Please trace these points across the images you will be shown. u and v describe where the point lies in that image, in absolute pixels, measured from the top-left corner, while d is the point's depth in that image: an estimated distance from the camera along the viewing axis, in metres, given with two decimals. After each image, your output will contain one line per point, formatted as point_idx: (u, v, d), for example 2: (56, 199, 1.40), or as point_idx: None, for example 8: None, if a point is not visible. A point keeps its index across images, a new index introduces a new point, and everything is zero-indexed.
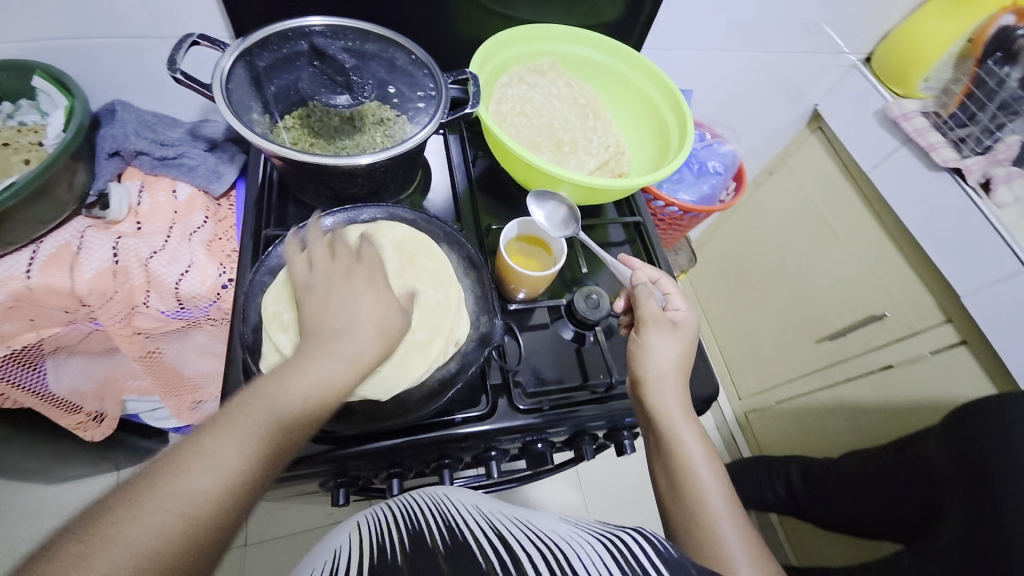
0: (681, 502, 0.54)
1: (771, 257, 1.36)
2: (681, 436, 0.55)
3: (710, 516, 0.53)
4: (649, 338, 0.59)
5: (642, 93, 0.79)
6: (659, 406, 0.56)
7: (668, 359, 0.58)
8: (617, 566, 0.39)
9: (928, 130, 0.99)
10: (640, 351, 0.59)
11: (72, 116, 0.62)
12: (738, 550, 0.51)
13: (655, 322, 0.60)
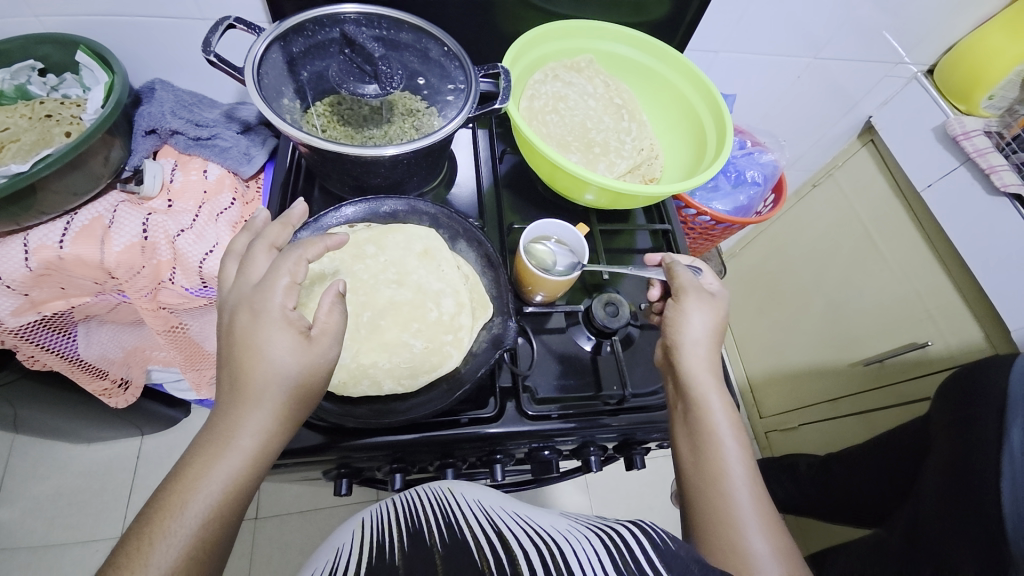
0: (697, 465, 0.51)
1: (807, 272, 1.30)
2: (708, 401, 0.54)
3: (727, 483, 0.50)
4: (687, 305, 0.58)
5: (681, 95, 0.76)
6: (690, 371, 0.55)
7: (702, 328, 0.57)
8: (611, 561, 0.37)
9: (990, 150, 0.91)
10: (676, 315, 0.58)
11: (112, 91, 0.64)
12: (752, 521, 0.48)
13: (694, 291, 0.59)
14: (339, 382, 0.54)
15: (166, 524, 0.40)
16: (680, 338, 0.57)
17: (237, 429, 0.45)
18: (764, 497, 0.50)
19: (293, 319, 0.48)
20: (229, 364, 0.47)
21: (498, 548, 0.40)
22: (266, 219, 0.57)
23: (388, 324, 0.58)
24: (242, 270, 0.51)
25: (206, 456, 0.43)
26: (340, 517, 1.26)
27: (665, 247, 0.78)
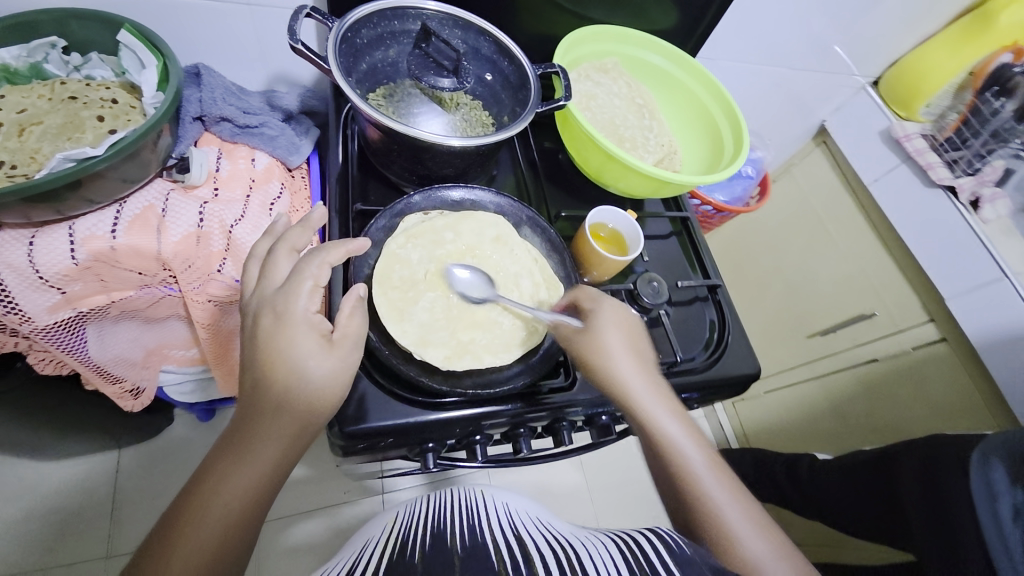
0: (683, 495, 0.53)
1: (771, 257, 1.46)
2: (664, 427, 0.54)
3: (712, 502, 0.52)
4: (598, 339, 0.56)
5: (698, 99, 0.85)
6: (629, 403, 0.55)
7: (621, 359, 0.56)
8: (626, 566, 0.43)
9: (926, 150, 1.10)
10: (600, 351, 0.56)
11: (171, 79, 0.60)
12: (748, 529, 0.50)
13: (609, 319, 0.58)
14: (445, 357, 0.57)
15: (190, 527, 0.44)
16: (616, 373, 0.56)
17: (258, 438, 0.46)
18: (742, 491, 0.54)
19: (315, 323, 0.48)
20: (248, 369, 0.47)
21: (515, 547, 0.47)
22: (285, 224, 0.55)
23: (476, 304, 0.62)
24: (265, 272, 0.50)
25: (228, 464, 0.46)
26: (347, 515, 1.24)
27: (684, 232, 0.87)
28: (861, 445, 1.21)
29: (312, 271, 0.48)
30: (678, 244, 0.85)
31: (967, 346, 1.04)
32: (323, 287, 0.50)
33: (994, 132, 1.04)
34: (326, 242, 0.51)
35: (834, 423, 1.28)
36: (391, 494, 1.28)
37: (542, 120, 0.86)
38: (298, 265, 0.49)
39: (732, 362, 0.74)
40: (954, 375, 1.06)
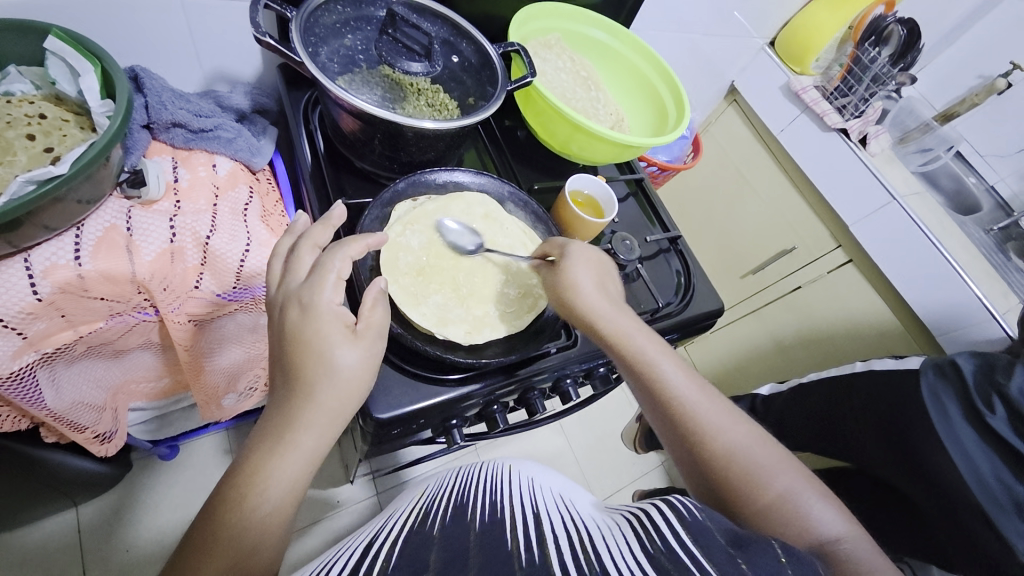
0: (655, 400, 0.55)
1: (700, 210, 1.60)
2: (631, 337, 0.56)
3: (682, 401, 0.54)
4: (571, 273, 0.59)
5: (636, 68, 0.92)
6: (611, 329, 0.57)
7: (592, 292, 0.58)
8: (638, 540, 0.38)
9: (820, 100, 1.28)
10: (567, 283, 0.59)
11: (119, 86, 0.55)
12: (724, 423, 0.54)
13: (577, 255, 0.60)
14: (466, 333, 0.61)
15: (227, 521, 0.41)
16: (579, 297, 0.58)
17: (294, 426, 0.45)
18: (714, 393, 0.56)
19: (340, 314, 0.48)
20: (281, 359, 0.47)
21: (534, 528, 0.41)
22: (306, 222, 0.56)
23: (481, 281, 0.66)
24: (289, 268, 0.51)
25: (262, 456, 0.44)
26: (344, 522, 1.21)
27: (640, 192, 0.95)
28: (803, 361, 1.38)
29: (336, 262, 0.49)
30: (636, 203, 0.93)
31: (870, 263, 1.24)
32: (346, 281, 0.51)
33: (874, 77, 1.23)
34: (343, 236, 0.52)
35: (773, 348, 1.45)
36: (386, 491, 1.28)
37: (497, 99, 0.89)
38: (321, 259, 0.50)
39: (703, 299, 0.83)
40: (863, 289, 1.26)
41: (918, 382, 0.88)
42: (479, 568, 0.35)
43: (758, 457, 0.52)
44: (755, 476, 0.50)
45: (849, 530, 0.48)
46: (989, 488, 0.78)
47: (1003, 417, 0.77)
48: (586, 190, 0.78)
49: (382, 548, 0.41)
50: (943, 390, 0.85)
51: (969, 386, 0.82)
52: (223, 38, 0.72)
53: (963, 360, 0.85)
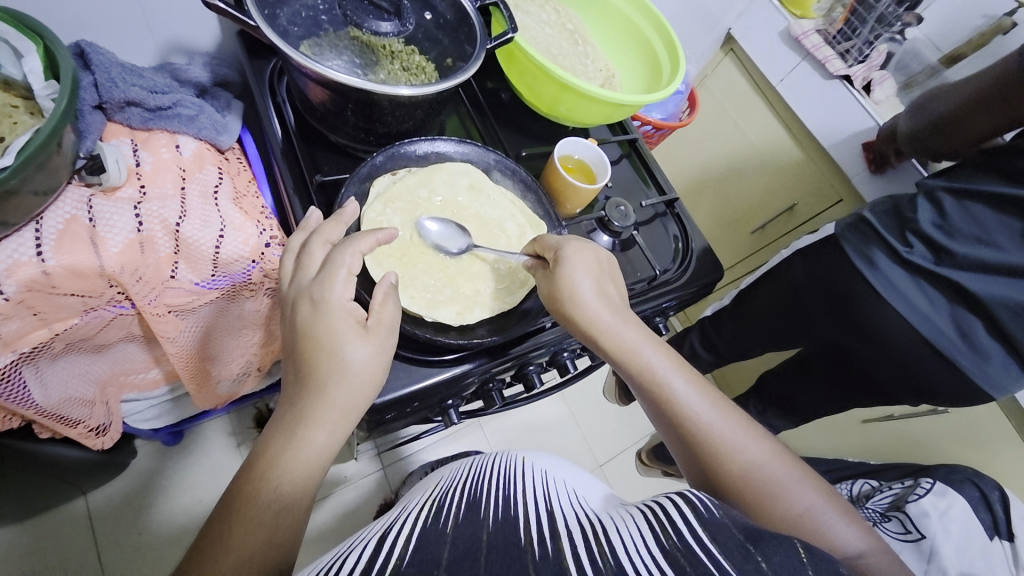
0: (665, 415, 0.53)
1: (696, 171, 1.54)
2: (635, 348, 0.54)
3: (695, 417, 0.51)
4: (563, 281, 0.55)
5: (627, 18, 0.85)
6: (614, 343, 0.54)
7: (595, 303, 0.55)
8: (653, 538, 0.37)
9: (822, 45, 1.22)
10: (563, 287, 0.55)
11: (60, 62, 0.50)
12: (738, 437, 0.51)
13: (572, 257, 0.56)
14: (457, 313, 0.58)
15: (244, 515, 0.41)
16: (576, 303, 0.55)
17: (306, 421, 0.45)
18: (724, 402, 0.54)
19: (351, 310, 0.48)
20: (294, 357, 0.47)
21: (545, 523, 0.40)
22: (319, 217, 0.55)
23: (468, 257, 0.63)
24: (300, 264, 0.50)
25: (274, 452, 0.44)
26: (351, 497, 1.23)
27: (633, 153, 0.90)
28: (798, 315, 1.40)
29: (347, 259, 0.48)
30: (630, 165, 0.88)
31: None
32: (357, 277, 0.50)
33: (879, 17, 1.17)
34: (353, 235, 0.51)
35: None
36: (390, 465, 1.29)
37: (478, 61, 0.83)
38: (330, 255, 0.50)
39: (702, 264, 0.80)
40: None
41: (843, 248, 0.94)
42: (491, 565, 0.34)
43: (776, 474, 0.49)
44: (770, 496, 0.48)
45: (870, 548, 0.46)
46: (950, 337, 0.85)
47: (918, 250, 0.85)
48: (576, 154, 0.74)
49: (395, 539, 0.39)
50: (871, 250, 0.90)
51: (882, 234, 0.89)
52: (176, 6, 0.66)
53: (870, 213, 0.93)
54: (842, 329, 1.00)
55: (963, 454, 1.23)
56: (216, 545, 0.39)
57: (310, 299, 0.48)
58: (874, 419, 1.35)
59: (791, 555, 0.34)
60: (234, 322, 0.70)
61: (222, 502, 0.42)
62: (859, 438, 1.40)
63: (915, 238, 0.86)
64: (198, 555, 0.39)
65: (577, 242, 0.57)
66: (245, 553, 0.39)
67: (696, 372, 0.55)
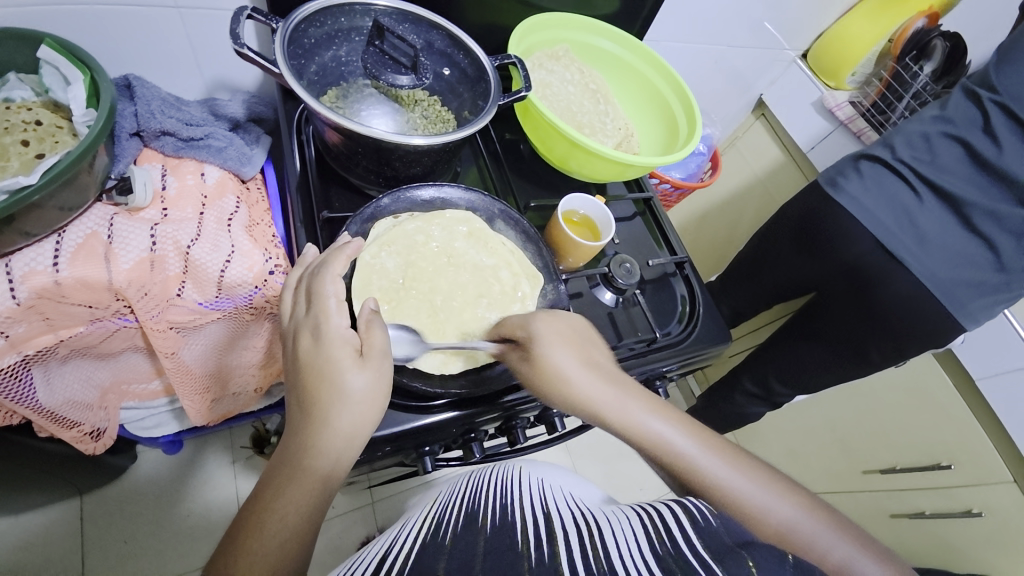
0: (686, 489, 0.47)
1: (720, 227, 1.49)
2: (652, 430, 0.48)
3: (712, 485, 0.46)
4: (542, 354, 0.51)
5: (649, 81, 0.87)
6: (624, 427, 0.49)
7: (594, 384, 0.50)
8: (647, 540, 0.35)
9: (856, 117, 1.21)
10: (548, 370, 0.51)
11: (103, 94, 0.57)
12: (766, 495, 0.46)
13: (546, 334, 0.52)
14: (438, 361, 0.60)
15: (249, 547, 0.40)
16: (565, 380, 0.50)
17: (311, 452, 0.43)
18: (750, 462, 0.48)
19: (347, 337, 0.46)
20: (294, 386, 0.46)
21: (542, 523, 0.38)
22: (315, 253, 0.55)
23: (460, 304, 0.65)
24: (298, 299, 0.50)
25: (279, 483, 0.42)
26: (337, 530, 1.17)
27: (648, 212, 0.88)
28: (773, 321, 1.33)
29: (330, 285, 0.47)
30: (643, 224, 0.86)
31: None
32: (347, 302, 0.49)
33: (915, 93, 1.15)
34: (326, 256, 0.51)
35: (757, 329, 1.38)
36: (381, 501, 1.23)
37: (499, 113, 0.86)
38: (314, 285, 0.49)
39: (710, 330, 0.76)
40: None
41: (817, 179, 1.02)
42: (486, 570, 0.32)
43: (808, 527, 0.44)
44: (787, 538, 0.43)
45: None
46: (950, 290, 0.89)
47: (903, 151, 0.94)
48: (586, 212, 0.75)
49: (394, 559, 0.37)
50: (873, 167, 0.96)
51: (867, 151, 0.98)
52: (222, 46, 0.73)
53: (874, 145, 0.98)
54: (860, 364, 1.02)
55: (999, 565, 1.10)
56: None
57: (308, 326, 0.47)
58: (903, 515, 1.25)
59: (776, 556, 0.32)
60: (245, 331, 0.71)
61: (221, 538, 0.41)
62: (885, 534, 1.30)
63: (901, 152, 0.94)
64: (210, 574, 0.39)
65: (557, 326, 0.54)
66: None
67: (705, 429, 0.50)
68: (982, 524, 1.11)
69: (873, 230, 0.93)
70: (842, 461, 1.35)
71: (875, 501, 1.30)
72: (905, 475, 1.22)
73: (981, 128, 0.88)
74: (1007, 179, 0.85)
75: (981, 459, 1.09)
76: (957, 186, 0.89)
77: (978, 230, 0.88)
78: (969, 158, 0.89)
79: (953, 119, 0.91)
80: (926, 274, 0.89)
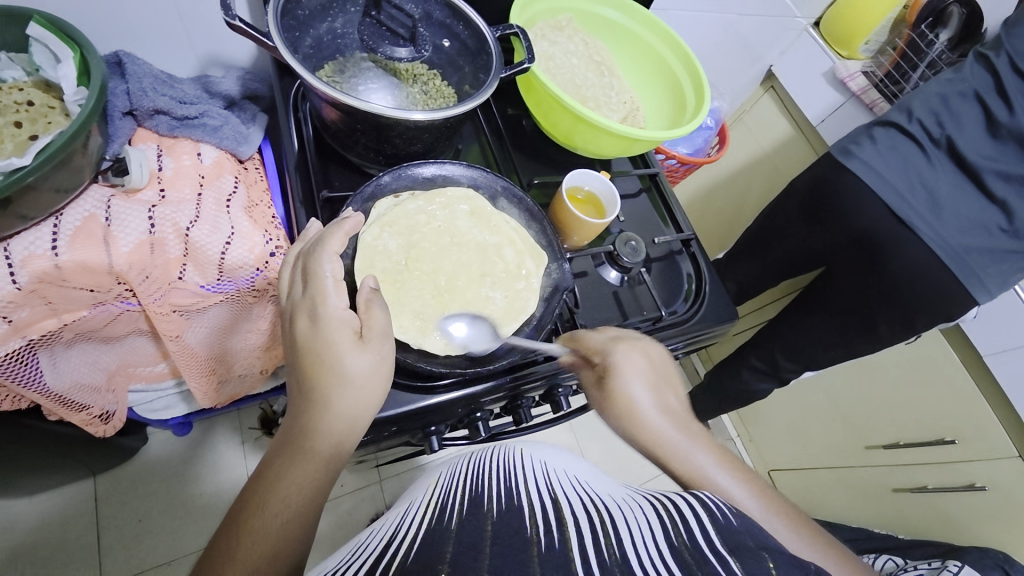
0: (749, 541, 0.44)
1: (728, 204, 1.47)
2: (710, 473, 0.47)
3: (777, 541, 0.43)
4: (618, 389, 0.52)
5: (655, 52, 0.84)
6: (684, 468, 0.47)
7: (664, 424, 0.50)
8: (663, 532, 0.35)
9: (869, 88, 1.17)
10: (620, 403, 0.52)
11: (93, 71, 0.56)
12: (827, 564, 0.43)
13: (626, 366, 0.53)
14: (444, 342, 0.60)
15: (251, 525, 0.40)
16: (640, 418, 0.51)
17: (311, 434, 0.43)
18: (807, 526, 0.46)
19: (346, 319, 0.45)
20: (295, 366, 0.46)
21: (550, 510, 0.38)
22: (317, 229, 0.53)
23: (464, 284, 0.65)
24: (295, 277, 0.49)
25: (279, 467, 0.43)
26: (346, 507, 1.20)
27: (654, 188, 0.86)
28: (782, 298, 1.32)
29: (326, 266, 0.46)
30: (649, 201, 0.85)
31: None
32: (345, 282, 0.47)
33: (930, 63, 1.12)
34: (324, 234, 0.48)
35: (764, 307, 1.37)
36: (389, 479, 1.25)
37: (500, 88, 0.84)
38: (310, 265, 0.47)
39: (717, 308, 0.75)
40: None
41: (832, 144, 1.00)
42: (495, 556, 0.32)
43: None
44: None
45: None
46: (962, 261, 0.87)
47: (920, 116, 0.92)
48: (590, 188, 0.74)
49: (399, 543, 0.36)
50: (893, 138, 0.93)
51: (883, 118, 0.95)
52: (213, 20, 0.70)
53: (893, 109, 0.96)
54: (869, 343, 1.01)
55: (1001, 537, 1.11)
56: (217, 558, 0.38)
57: (307, 308, 0.46)
58: (905, 489, 1.26)
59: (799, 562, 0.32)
60: (246, 314, 0.70)
61: (227, 519, 0.42)
62: (887, 509, 1.31)
63: (920, 121, 0.92)
64: (212, 558, 0.39)
65: (639, 364, 0.54)
66: (252, 562, 0.38)
67: (768, 485, 0.48)
68: (984, 498, 1.11)
69: (885, 197, 0.91)
70: (845, 438, 1.36)
71: (877, 476, 1.31)
72: (908, 451, 1.23)
73: (996, 90, 0.87)
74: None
75: (985, 435, 1.09)
76: (970, 148, 0.88)
77: (993, 196, 0.87)
78: (983, 123, 0.88)
79: (970, 81, 0.90)
80: (936, 240, 0.88)
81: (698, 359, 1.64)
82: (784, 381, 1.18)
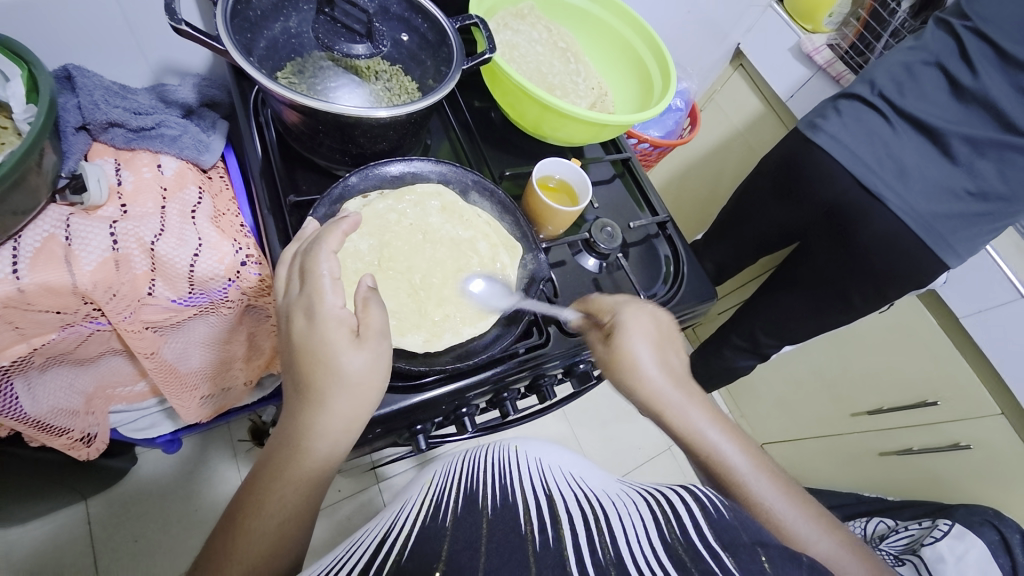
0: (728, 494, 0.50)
1: (704, 185, 1.48)
2: (703, 433, 0.52)
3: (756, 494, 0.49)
4: (621, 349, 0.54)
5: (620, 35, 0.84)
6: (681, 425, 0.52)
7: (664, 386, 0.53)
8: (656, 527, 0.35)
9: (835, 61, 1.17)
10: (625, 360, 0.54)
11: (40, 86, 0.54)
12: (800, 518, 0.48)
13: (632, 325, 0.55)
14: (423, 340, 0.60)
15: (247, 528, 0.40)
16: (641, 380, 0.53)
17: (309, 435, 0.43)
18: (790, 486, 0.51)
19: (343, 318, 0.44)
20: (292, 365, 0.45)
21: (546, 506, 0.38)
22: (315, 228, 0.52)
23: (440, 281, 0.65)
24: (290, 274, 0.47)
25: (272, 469, 0.43)
26: (344, 512, 1.19)
27: (627, 172, 0.87)
28: (761, 275, 1.33)
29: (323, 264, 0.44)
30: (622, 185, 0.85)
31: None
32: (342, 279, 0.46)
33: (893, 32, 1.13)
34: (320, 232, 0.46)
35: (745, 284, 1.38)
36: (385, 481, 1.24)
37: (467, 81, 0.83)
38: (306, 264, 0.46)
39: (695, 288, 0.75)
40: None
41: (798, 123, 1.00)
42: (492, 554, 0.32)
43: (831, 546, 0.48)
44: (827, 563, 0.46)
45: None
46: (933, 228, 0.88)
47: (882, 87, 0.93)
48: (562, 176, 0.74)
49: (396, 539, 0.36)
50: (860, 109, 0.94)
51: (848, 90, 0.96)
52: (166, 27, 0.69)
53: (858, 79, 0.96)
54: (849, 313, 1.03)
55: (986, 493, 1.14)
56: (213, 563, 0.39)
57: (301, 306, 0.45)
58: (892, 452, 1.29)
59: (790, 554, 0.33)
60: (230, 324, 0.69)
61: (218, 527, 0.41)
62: (876, 472, 1.35)
63: (885, 90, 0.92)
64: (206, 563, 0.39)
65: (638, 323, 0.55)
66: (248, 562, 0.39)
67: (755, 444, 0.53)
68: (968, 456, 1.14)
69: (853, 170, 0.92)
70: (832, 407, 1.38)
71: (865, 442, 1.34)
72: (893, 415, 1.25)
73: (957, 56, 0.88)
74: (990, 106, 0.85)
75: (966, 395, 1.12)
76: (934, 115, 0.89)
77: (959, 159, 0.88)
78: (948, 89, 0.89)
79: (932, 50, 0.90)
80: (907, 210, 0.89)
81: (685, 339, 1.66)
82: (768, 356, 1.20)
